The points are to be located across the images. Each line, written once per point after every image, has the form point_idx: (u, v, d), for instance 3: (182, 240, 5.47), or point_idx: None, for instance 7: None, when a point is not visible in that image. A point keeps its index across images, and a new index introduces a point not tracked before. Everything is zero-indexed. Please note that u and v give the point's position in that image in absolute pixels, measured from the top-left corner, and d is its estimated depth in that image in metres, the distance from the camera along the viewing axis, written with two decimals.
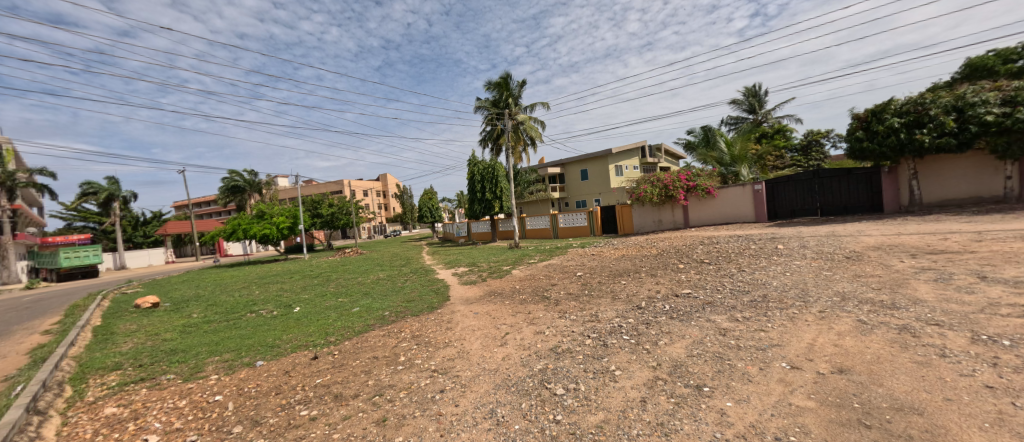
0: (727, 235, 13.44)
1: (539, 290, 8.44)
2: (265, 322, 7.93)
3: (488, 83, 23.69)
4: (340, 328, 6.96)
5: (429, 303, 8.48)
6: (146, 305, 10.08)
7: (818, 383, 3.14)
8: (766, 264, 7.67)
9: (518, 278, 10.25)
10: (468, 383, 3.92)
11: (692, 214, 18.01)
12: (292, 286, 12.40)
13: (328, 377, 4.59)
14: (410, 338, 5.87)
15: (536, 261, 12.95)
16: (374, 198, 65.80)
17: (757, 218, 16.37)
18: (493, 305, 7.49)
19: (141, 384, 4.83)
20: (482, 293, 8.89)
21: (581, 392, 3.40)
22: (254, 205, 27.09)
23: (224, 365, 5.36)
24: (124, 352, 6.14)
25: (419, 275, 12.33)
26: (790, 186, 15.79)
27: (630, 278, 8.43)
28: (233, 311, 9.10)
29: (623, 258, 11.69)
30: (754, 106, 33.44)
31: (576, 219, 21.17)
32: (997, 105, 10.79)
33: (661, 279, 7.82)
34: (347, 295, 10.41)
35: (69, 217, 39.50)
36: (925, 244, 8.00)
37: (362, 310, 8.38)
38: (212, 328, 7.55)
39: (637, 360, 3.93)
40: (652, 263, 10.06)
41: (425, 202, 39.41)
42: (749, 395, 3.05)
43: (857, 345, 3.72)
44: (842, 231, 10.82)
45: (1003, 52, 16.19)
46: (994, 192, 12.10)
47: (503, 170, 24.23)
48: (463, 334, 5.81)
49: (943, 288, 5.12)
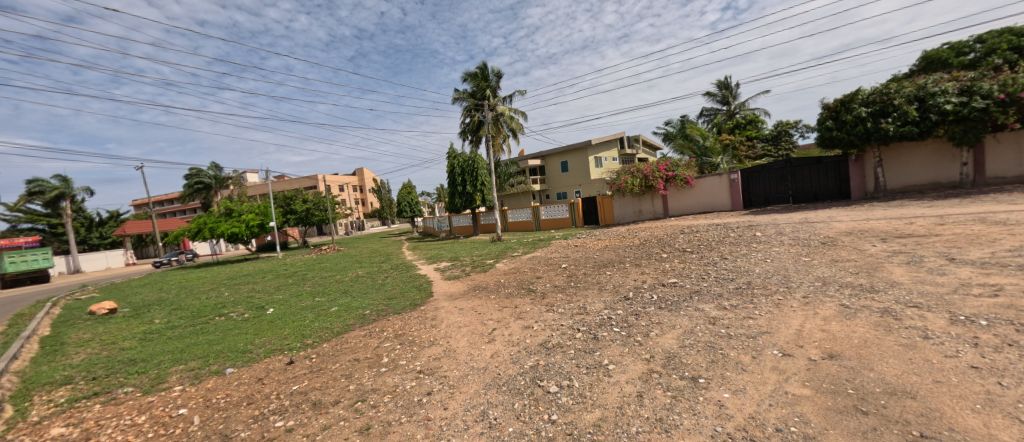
0: (706, 224, 13.69)
1: (525, 283, 8.30)
2: (236, 326, 7.49)
3: (466, 74, 23.35)
4: (317, 329, 6.63)
5: (412, 300, 8.22)
6: (102, 311, 9.37)
7: (811, 370, 3.13)
8: (747, 251, 7.80)
9: (503, 271, 10.07)
10: (456, 384, 3.75)
11: (671, 203, 18.31)
12: (264, 287, 11.78)
13: (305, 383, 4.32)
14: (393, 337, 5.64)
15: (519, 254, 12.85)
16: (350, 193, 63.87)
17: (733, 206, 16.75)
18: (478, 301, 7.29)
19: (95, 400, 4.40)
20: (466, 288, 8.66)
21: (576, 389, 3.29)
22: (220, 202, 25.75)
23: (189, 375, 4.99)
24: (75, 365, 5.62)
25: (400, 272, 12.03)
26: (764, 175, 16.21)
27: (615, 268, 8.40)
28: (199, 315, 8.55)
29: (607, 248, 11.74)
30: (727, 98, 34.33)
31: (558, 211, 21.18)
32: (955, 94, 11.32)
33: (646, 269, 7.82)
34: (324, 294, 9.99)
35: (14, 218, 36.72)
36: (893, 228, 8.31)
37: (342, 309, 8.07)
38: (176, 334, 7.04)
39: (629, 353, 3.84)
40: (636, 253, 10.13)
41: (403, 196, 38.47)
42: (745, 385, 3.01)
43: (843, 330, 3.75)
44: (815, 217, 11.15)
45: (956, 45, 17.20)
46: (951, 178, 12.74)
47: (484, 162, 23.92)
48: (450, 331, 5.61)
49: (917, 270, 5.28)
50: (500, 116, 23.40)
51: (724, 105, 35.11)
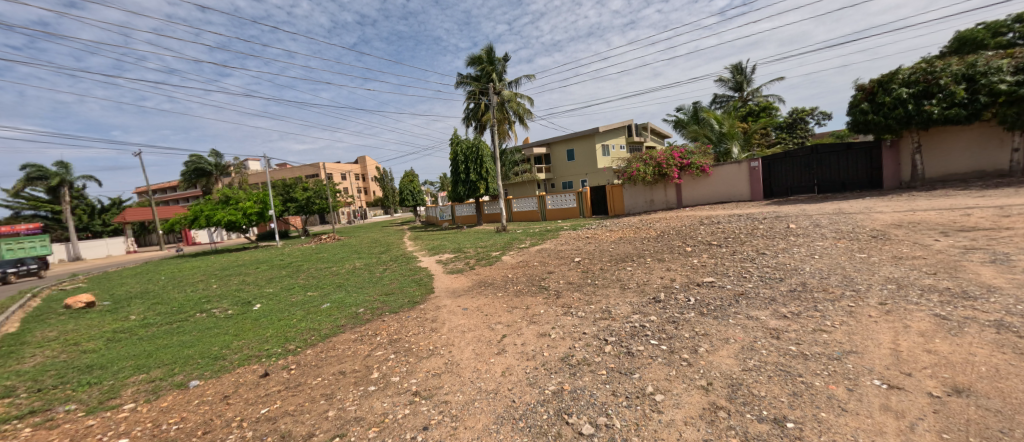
0: (726, 214, 12.80)
1: (535, 280, 7.50)
2: (216, 325, 6.80)
3: (470, 58, 22.40)
4: (303, 331, 5.85)
5: (411, 296, 7.44)
6: (79, 305, 8.72)
7: (940, 412, 2.30)
8: (788, 246, 6.91)
9: (511, 265, 9.25)
10: (460, 415, 2.97)
11: (685, 192, 17.38)
12: (255, 279, 11.08)
13: (277, 405, 3.56)
14: (387, 345, 4.87)
15: (526, 246, 12.03)
16: (353, 182, 63.09)
17: (753, 196, 15.81)
18: (483, 299, 6.49)
19: (26, 421, 3.67)
20: (471, 284, 7.85)
21: (618, 432, 2.49)
22: (218, 190, 25.16)
23: (147, 388, 4.29)
24: (24, 372, 4.91)
25: (400, 264, 11.29)
26: (787, 163, 15.18)
27: (636, 264, 7.56)
28: (179, 311, 7.84)
29: (622, 241, 10.89)
30: (740, 84, 33.02)
31: (565, 200, 20.32)
32: (1010, 73, 10.24)
33: (672, 265, 6.98)
34: (318, 288, 9.28)
35: (16, 205, 36.51)
36: (950, 220, 7.39)
37: (333, 307, 7.31)
38: (149, 334, 6.35)
39: (679, 378, 3.03)
40: (656, 246, 9.26)
41: (406, 184, 37.60)
42: (856, 435, 2.18)
43: (958, 352, 2.90)
44: (850, 207, 10.22)
45: (993, 24, 16.00)
46: (997, 166, 11.73)
47: (488, 150, 23.02)
48: (452, 337, 4.85)
49: (1010, 272, 4.40)
50: (505, 101, 22.44)
51: (737, 92, 33.80)
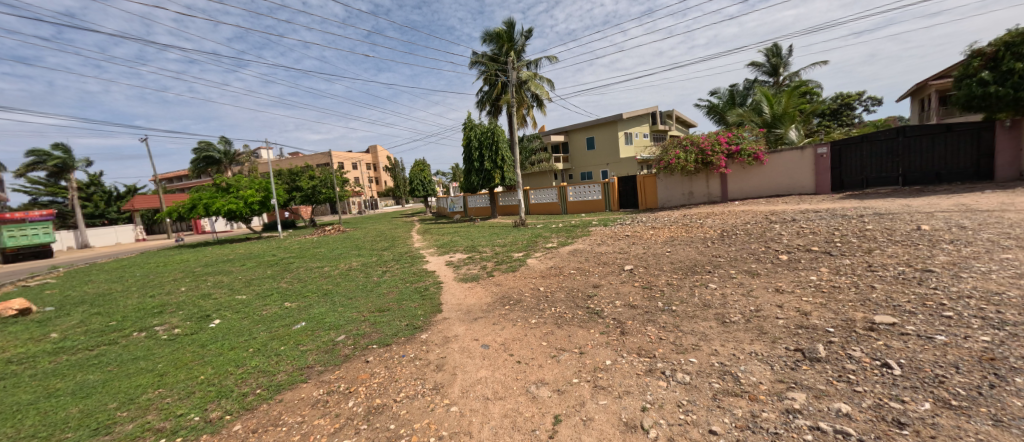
0: (797, 210, 10.50)
1: (578, 298, 5.47)
2: (150, 351, 5.04)
3: (487, 34, 20.19)
4: (246, 378, 3.95)
5: (410, 317, 5.48)
6: (9, 312, 7.01)
7: None
8: (957, 259, 4.68)
9: (540, 273, 7.19)
10: None
11: (733, 183, 15.02)
12: (233, 280, 9.34)
13: None
14: (361, 422, 2.95)
15: (553, 245, 9.96)
16: (363, 171, 61.71)
17: (819, 188, 13.43)
18: (510, 330, 4.52)
19: None
20: (492, 301, 5.83)
21: None
22: (217, 177, 23.69)
23: None
24: None
25: (402, 265, 9.41)
26: (863, 149, 12.75)
27: (719, 280, 5.43)
28: (117, 326, 6.11)
29: (675, 242, 8.74)
30: (778, 67, 29.96)
31: (590, 192, 18.19)
32: None
33: (779, 284, 4.84)
34: (299, 296, 7.42)
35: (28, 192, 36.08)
36: None
37: (307, 328, 5.43)
38: (50, 369, 4.60)
39: None
40: (729, 251, 7.10)
41: (415, 174, 35.79)
42: None
43: None
44: (979, 203, 7.88)
45: None
46: None
47: (504, 135, 20.92)
48: (469, 414, 2.89)
49: None
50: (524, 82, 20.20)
51: (774, 77, 30.77)
